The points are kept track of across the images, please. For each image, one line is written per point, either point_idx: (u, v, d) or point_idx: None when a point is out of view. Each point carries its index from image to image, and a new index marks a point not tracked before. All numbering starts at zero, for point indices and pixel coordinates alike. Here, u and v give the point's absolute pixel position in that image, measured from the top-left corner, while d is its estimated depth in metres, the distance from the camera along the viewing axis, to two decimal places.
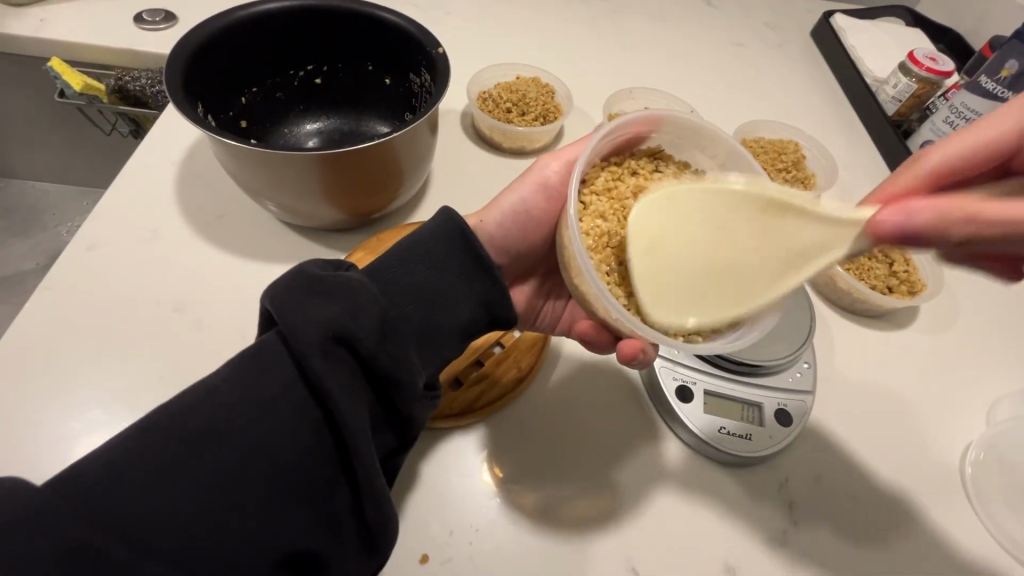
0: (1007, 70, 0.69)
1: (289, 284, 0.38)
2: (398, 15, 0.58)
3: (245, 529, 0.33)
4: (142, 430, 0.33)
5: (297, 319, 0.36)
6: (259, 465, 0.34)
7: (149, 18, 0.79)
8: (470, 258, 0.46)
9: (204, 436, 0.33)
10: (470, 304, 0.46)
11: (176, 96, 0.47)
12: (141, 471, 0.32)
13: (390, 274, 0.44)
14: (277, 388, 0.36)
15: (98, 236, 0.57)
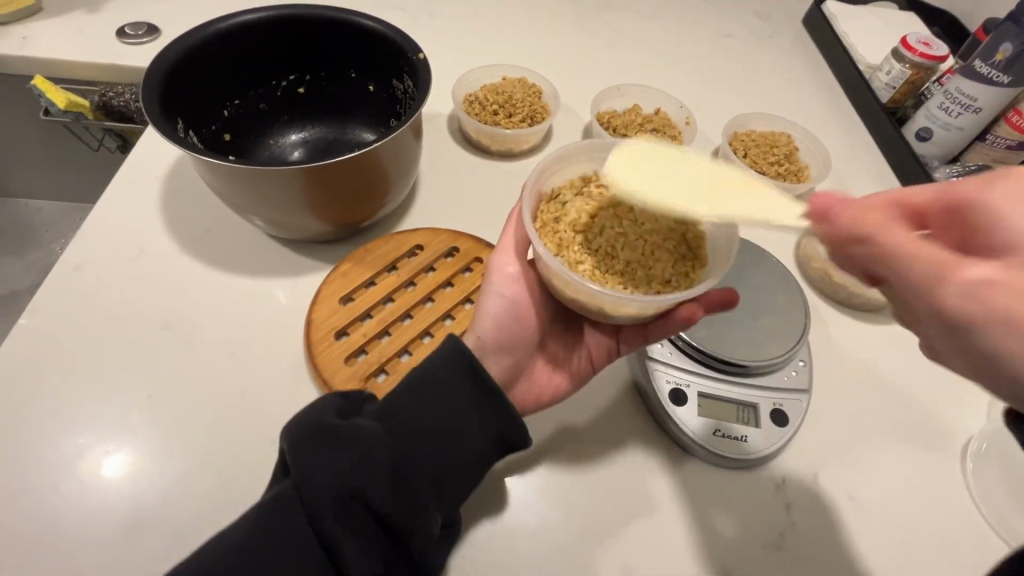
0: (1003, 53, 0.66)
1: (305, 437, 0.38)
2: (378, 21, 0.57)
3: None
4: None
5: (312, 483, 0.37)
6: None
7: (132, 32, 0.78)
8: (478, 386, 0.45)
9: None
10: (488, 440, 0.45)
11: (154, 113, 0.47)
12: None
13: (405, 414, 0.42)
14: (294, 545, 0.36)
15: (85, 256, 0.57)
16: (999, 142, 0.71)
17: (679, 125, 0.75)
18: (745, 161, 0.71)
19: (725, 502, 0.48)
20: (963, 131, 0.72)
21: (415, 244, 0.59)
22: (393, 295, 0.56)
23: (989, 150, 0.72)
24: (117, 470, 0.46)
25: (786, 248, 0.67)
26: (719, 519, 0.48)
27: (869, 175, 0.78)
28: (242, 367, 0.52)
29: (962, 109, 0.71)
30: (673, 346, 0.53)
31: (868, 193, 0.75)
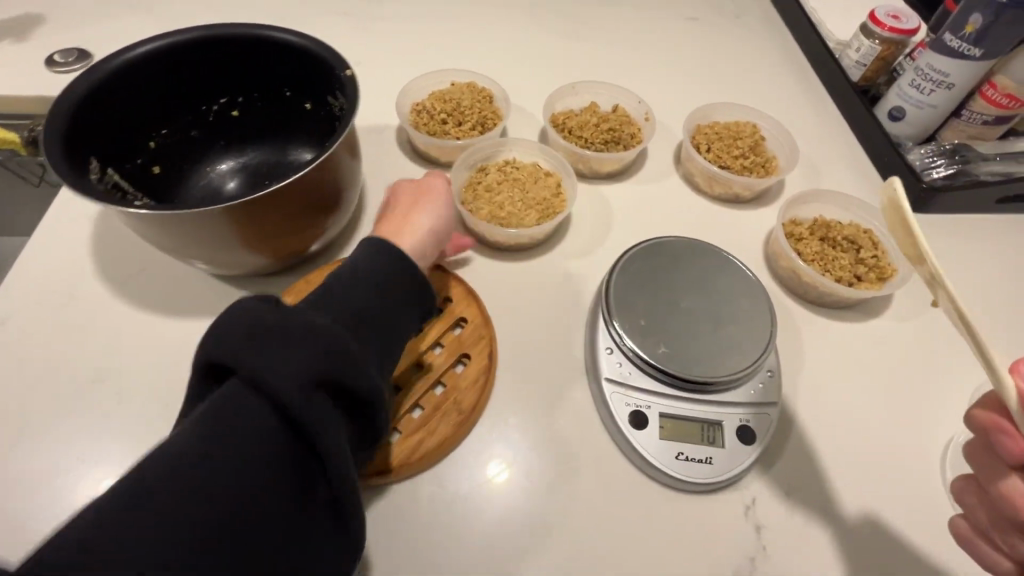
0: (972, 25, 0.61)
1: (234, 326, 0.32)
2: (302, 35, 0.54)
3: (237, 524, 0.29)
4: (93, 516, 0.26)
5: (265, 359, 0.31)
6: (247, 498, 0.30)
7: (62, 59, 0.74)
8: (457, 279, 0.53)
9: (180, 490, 0.28)
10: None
11: (55, 157, 0.43)
12: (107, 563, 0.25)
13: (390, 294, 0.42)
14: (247, 422, 0.30)
15: (11, 307, 0.54)
16: (975, 117, 0.68)
17: (638, 121, 0.72)
18: (708, 156, 0.68)
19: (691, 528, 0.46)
20: (937, 108, 0.69)
21: None
22: None
23: (965, 127, 0.69)
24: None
25: (755, 246, 0.64)
26: (686, 547, 0.45)
27: (842, 160, 0.74)
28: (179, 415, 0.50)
29: (934, 85, 0.67)
30: (632, 366, 0.50)
31: (840, 180, 0.72)
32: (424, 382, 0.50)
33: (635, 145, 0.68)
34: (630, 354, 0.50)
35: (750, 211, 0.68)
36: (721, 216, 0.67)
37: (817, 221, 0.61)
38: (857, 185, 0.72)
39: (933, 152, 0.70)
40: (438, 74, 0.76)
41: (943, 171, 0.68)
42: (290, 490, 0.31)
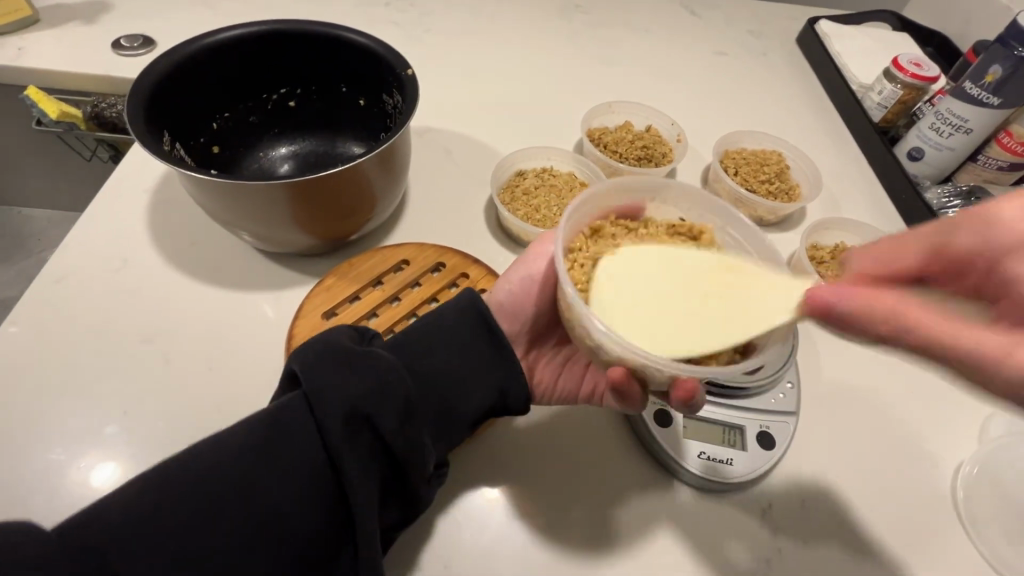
0: (992, 75, 0.65)
1: (460, 302, 0.49)
2: (369, 37, 0.57)
3: (430, 360, 0.46)
4: (328, 346, 0.41)
5: (450, 316, 0.48)
6: (439, 353, 0.46)
7: (127, 43, 0.78)
8: (490, 341, 0.48)
9: (419, 329, 0.47)
10: (485, 386, 0.47)
11: (137, 125, 0.47)
12: (328, 368, 0.39)
13: (415, 360, 0.45)
14: (453, 318, 0.48)
15: (69, 268, 0.58)
16: (991, 162, 0.71)
17: (670, 142, 0.76)
18: (736, 179, 0.71)
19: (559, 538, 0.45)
20: (954, 151, 0.72)
21: (401, 258, 0.59)
22: (377, 310, 0.55)
23: (981, 170, 0.72)
24: (107, 480, 0.46)
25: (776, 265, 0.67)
26: (578, 551, 0.45)
27: (860, 194, 0.78)
28: (218, 378, 0.52)
29: (953, 129, 0.71)
30: None
31: (858, 213, 0.75)
32: None
33: (666, 163, 0.72)
34: None
35: (773, 234, 0.70)
36: None
37: (838, 247, 0.64)
38: (875, 217, 0.75)
39: (950, 193, 0.73)
40: (613, 110, 0.79)
41: (960, 211, 0.72)
42: (466, 351, 0.47)
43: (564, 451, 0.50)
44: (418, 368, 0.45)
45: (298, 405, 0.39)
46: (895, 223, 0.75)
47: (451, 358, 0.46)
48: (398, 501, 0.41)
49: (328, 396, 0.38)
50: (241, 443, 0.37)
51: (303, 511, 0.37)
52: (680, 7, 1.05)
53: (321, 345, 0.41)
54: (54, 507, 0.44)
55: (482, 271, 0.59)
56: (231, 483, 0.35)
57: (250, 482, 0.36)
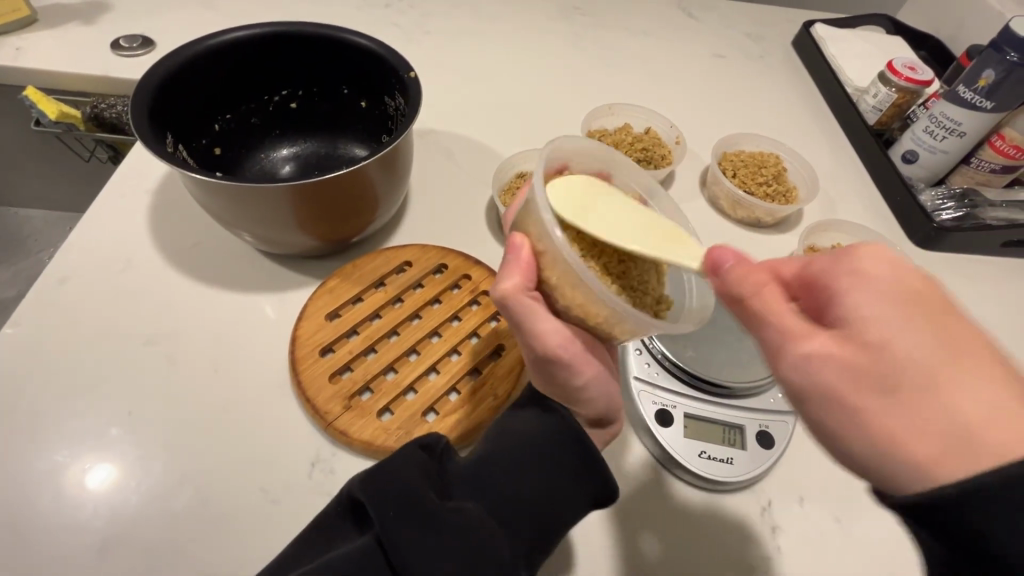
0: (985, 79, 0.66)
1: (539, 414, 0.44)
2: (371, 39, 0.57)
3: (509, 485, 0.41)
4: (399, 491, 0.37)
5: (528, 430, 0.43)
6: (522, 475, 0.41)
7: (126, 43, 0.78)
8: (578, 456, 0.42)
9: (497, 446, 0.43)
10: (577, 509, 0.42)
11: (140, 126, 0.47)
12: (401, 521, 0.36)
13: (496, 488, 0.41)
14: (532, 432, 0.43)
15: (71, 270, 0.58)
16: (983, 165, 0.72)
17: (669, 144, 0.77)
18: (734, 181, 0.72)
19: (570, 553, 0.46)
20: (948, 154, 0.73)
21: (405, 259, 0.60)
22: (380, 312, 0.55)
23: (974, 173, 0.73)
24: (101, 482, 0.46)
25: None
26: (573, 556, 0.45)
27: (855, 196, 0.79)
28: (222, 379, 0.53)
29: (946, 133, 0.72)
30: (659, 366, 0.53)
31: (854, 215, 0.76)
32: (463, 365, 0.53)
33: (665, 165, 0.72)
34: (658, 355, 0.53)
35: (771, 236, 0.71)
36: (743, 238, 0.71)
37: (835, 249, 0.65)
38: (870, 219, 0.76)
39: (943, 195, 0.74)
40: (613, 111, 0.80)
41: (953, 214, 0.73)
42: (551, 469, 0.42)
43: None
44: (498, 496, 0.40)
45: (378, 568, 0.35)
46: (889, 224, 0.76)
47: (534, 480, 0.41)
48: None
49: (406, 554, 0.35)
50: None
51: None
52: (678, 10, 1.06)
53: (394, 492, 0.37)
54: (60, 508, 0.45)
55: (484, 272, 0.59)
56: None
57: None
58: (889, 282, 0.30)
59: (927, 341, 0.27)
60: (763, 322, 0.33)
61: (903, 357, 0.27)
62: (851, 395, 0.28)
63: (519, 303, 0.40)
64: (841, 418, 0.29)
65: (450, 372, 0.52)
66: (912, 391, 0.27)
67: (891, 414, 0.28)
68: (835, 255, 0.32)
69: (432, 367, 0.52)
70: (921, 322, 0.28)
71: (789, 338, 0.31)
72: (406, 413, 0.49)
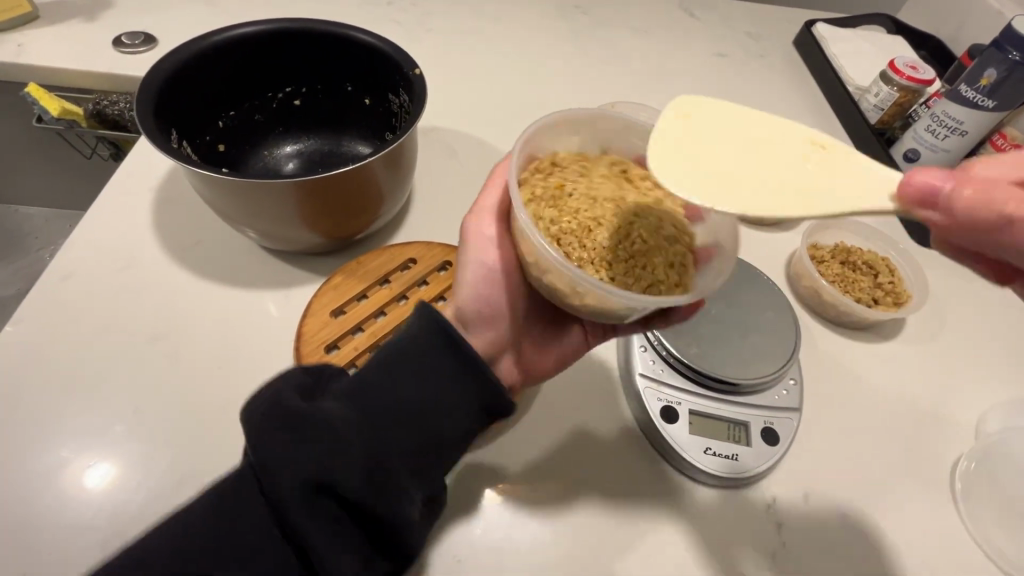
0: (986, 79, 0.67)
1: (418, 323, 0.44)
2: (376, 36, 0.57)
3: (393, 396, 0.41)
4: (264, 406, 0.38)
5: (409, 340, 0.43)
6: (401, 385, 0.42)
7: (128, 41, 0.78)
8: (455, 357, 0.43)
9: (382, 360, 0.43)
10: (462, 414, 0.43)
11: (146, 123, 0.47)
12: (268, 436, 0.37)
13: (372, 395, 0.41)
14: (409, 342, 0.43)
15: (74, 266, 0.58)
16: None
17: None
18: None
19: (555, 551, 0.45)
20: (950, 153, 0.73)
21: (409, 257, 0.59)
22: (385, 309, 0.55)
23: None
24: (104, 480, 0.46)
25: (776, 264, 0.68)
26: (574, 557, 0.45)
27: None
28: (227, 376, 0.52)
29: (948, 132, 0.72)
30: (664, 363, 0.53)
31: None
32: None
33: None
34: (663, 352, 0.53)
35: (773, 234, 0.72)
36: (745, 236, 0.71)
37: (837, 247, 0.66)
38: None
39: None
40: (615, 109, 0.80)
41: None
42: (430, 374, 0.43)
43: (565, 453, 0.51)
44: (377, 403, 0.41)
45: (252, 480, 0.37)
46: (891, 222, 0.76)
47: (417, 388, 0.42)
48: (384, 548, 0.40)
49: (277, 465, 0.36)
50: (203, 519, 0.37)
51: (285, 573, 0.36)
52: (679, 9, 1.06)
53: (262, 406, 0.38)
54: (63, 504, 0.44)
55: None
56: (193, 567, 0.35)
57: (205, 563, 0.35)
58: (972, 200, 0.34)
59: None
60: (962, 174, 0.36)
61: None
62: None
63: (478, 217, 0.48)
64: None
65: None
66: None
67: None
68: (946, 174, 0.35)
69: None
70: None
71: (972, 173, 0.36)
72: None
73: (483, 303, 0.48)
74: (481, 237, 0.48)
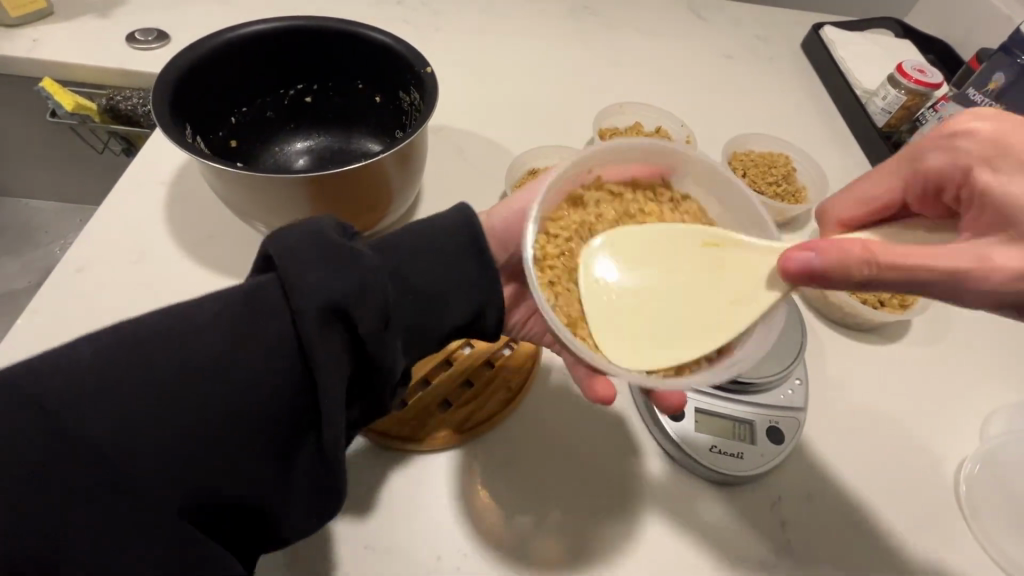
0: (995, 83, 0.67)
1: (453, 219, 0.47)
2: (388, 35, 0.58)
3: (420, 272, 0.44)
4: (311, 235, 0.39)
5: (443, 233, 0.46)
6: (427, 265, 0.45)
7: (142, 37, 0.79)
8: (477, 262, 0.46)
9: (415, 240, 0.45)
10: (460, 302, 0.46)
11: (162, 118, 0.47)
12: (308, 260, 0.37)
13: (401, 269, 0.44)
14: (445, 237, 0.46)
15: (88, 259, 0.58)
16: None
17: (679, 143, 0.78)
18: (744, 181, 0.72)
19: (542, 500, 0.48)
20: None
21: None
22: None
23: None
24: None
25: None
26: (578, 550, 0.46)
27: None
28: None
29: None
30: None
31: None
32: (476, 359, 0.54)
33: None
34: None
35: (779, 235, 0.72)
36: None
37: None
38: None
39: None
40: (623, 109, 0.80)
41: None
42: (455, 266, 0.46)
43: (569, 446, 0.51)
44: (403, 274, 0.43)
45: (279, 288, 0.37)
46: None
47: (441, 275, 0.45)
48: (363, 394, 0.42)
49: (306, 285, 0.36)
50: (224, 319, 0.36)
51: (265, 391, 0.36)
52: (688, 10, 1.06)
53: (308, 236, 0.38)
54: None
55: None
56: (198, 367, 0.35)
57: (216, 364, 0.35)
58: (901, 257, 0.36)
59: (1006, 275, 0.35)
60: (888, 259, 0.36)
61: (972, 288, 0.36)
62: (902, 256, 0.35)
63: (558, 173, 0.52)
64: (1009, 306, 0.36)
65: (463, 364, 0.54)
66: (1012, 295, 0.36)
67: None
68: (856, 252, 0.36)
69: (446, 360, 0.54)
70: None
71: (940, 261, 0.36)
72: (421, 406, 0.51)
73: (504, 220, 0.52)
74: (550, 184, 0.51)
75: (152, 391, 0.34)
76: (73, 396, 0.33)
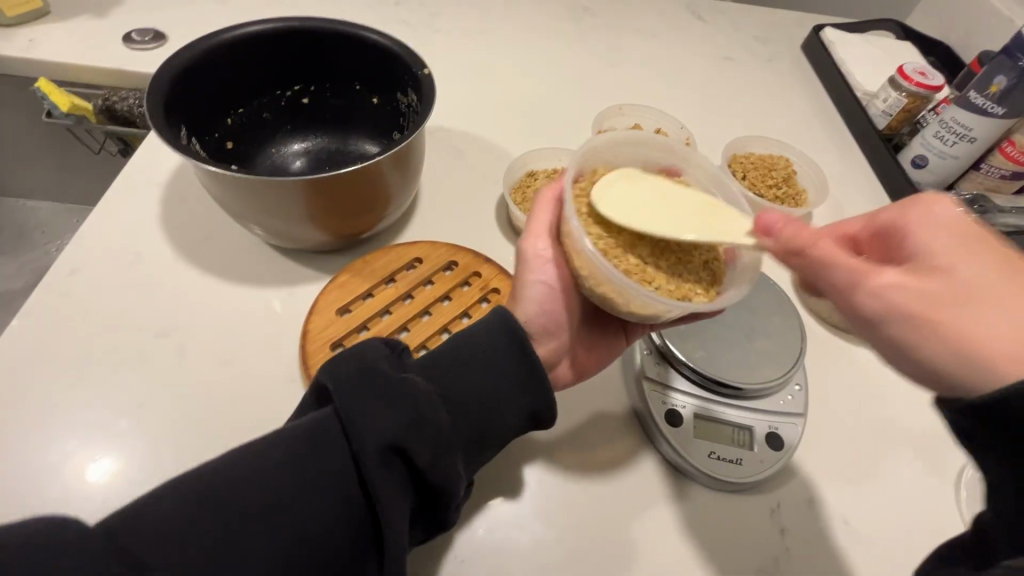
0: (997, 85, 0.67)
1: (494, 323, 0.46)
2: (384, 35, 0.57)
3: (468, 384, 0.43)
4: (357, 368, 0.39)
5: (487, 339, 0.45)
6: (471, 373, 0.44)
7: (138, 37, 0.78)
8: (523, 360, 0.45)
9: (458, 349, 0.44)
10: (518, 410, 0.45)
11: (156, 118, 0.47)
12: (356, 397, 0.37)
13: (448, 380, 0.43)
14: (489, 340, 0.45)
15: (82, 261, 0.58)
16: (993, 171, 0.72)
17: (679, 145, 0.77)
18: (743, 183, 0.72)
19: (545, 500, 0.48)
20: (959, 159, 0.73)
21: (414, 256, 0.59)
22: (391, 308, 0.55)
23: (984, 178, 0.73)
24: (103, 476, 0.46)
25: (782, 270, 0.68)
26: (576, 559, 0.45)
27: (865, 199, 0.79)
28: (232, 370, 0.53)
29: (957, 138, 0.72)
30: (670, 366, 0.53)
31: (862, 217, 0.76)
32: None
33: None
34: (668, 355, 0.53)
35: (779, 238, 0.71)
36: None
37: None
38: None
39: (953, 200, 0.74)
40: (623, 110, 0.80)
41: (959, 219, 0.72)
42: (501, 373, 0.44)
43: (569, 456, 0.51)
44: (451, 388, 0.43)
45: (332, 423, 0.37)
46: None
47: (489, 384, 0.44)
48: (424, 513, 0.41)
49: (358, 421, 0.37)
50: (285, 461, 0.36)
51: (326, 529, 0.35)
52: (687, 12, 1.06)
53: (352, 368, 0.39)
54: (65, 500, 0.44)
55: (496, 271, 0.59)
56: (264, 510, 0.34)
57: (281, 507, 0.34)
58: (825, 243, 0.36)
59: (919, 283, 0.32)
60: (828, 249, 0.36)
61: (886, 288, 0.33)
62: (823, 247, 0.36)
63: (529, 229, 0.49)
64: (930, 329, 0.32)
65: None
66: (942, 309, 0.31)
67: (974, 325, 0.30)
68: (795, 228, 0.38)
69: None
70: (992, 251, 0.32)
71: (862, 269, 0.34)
72: None
73: (536, 304, 0.49)
74: (540, 248, 0.49)
75: (219, 534, 0.33)
76: (134, 530, 0.31)
